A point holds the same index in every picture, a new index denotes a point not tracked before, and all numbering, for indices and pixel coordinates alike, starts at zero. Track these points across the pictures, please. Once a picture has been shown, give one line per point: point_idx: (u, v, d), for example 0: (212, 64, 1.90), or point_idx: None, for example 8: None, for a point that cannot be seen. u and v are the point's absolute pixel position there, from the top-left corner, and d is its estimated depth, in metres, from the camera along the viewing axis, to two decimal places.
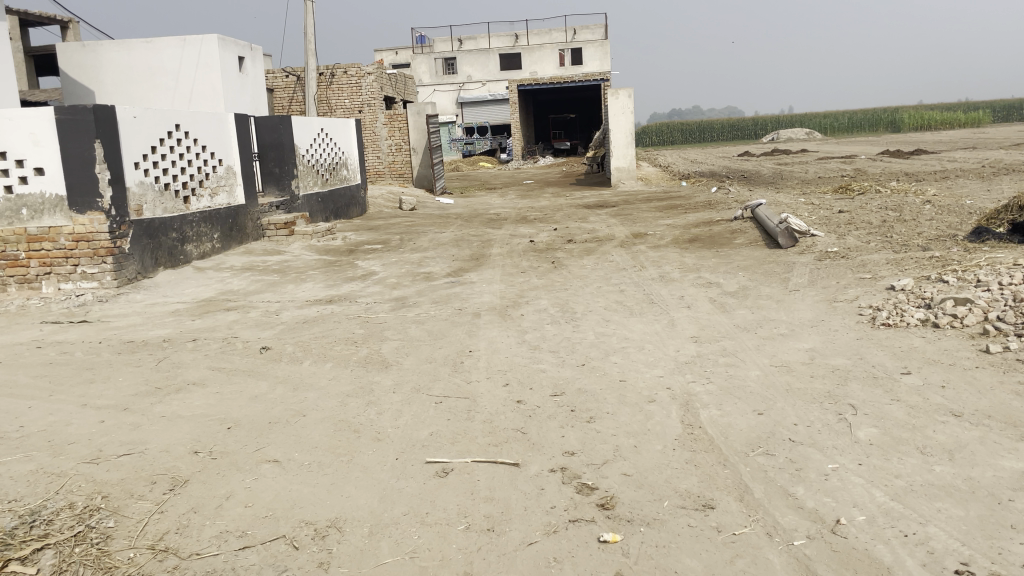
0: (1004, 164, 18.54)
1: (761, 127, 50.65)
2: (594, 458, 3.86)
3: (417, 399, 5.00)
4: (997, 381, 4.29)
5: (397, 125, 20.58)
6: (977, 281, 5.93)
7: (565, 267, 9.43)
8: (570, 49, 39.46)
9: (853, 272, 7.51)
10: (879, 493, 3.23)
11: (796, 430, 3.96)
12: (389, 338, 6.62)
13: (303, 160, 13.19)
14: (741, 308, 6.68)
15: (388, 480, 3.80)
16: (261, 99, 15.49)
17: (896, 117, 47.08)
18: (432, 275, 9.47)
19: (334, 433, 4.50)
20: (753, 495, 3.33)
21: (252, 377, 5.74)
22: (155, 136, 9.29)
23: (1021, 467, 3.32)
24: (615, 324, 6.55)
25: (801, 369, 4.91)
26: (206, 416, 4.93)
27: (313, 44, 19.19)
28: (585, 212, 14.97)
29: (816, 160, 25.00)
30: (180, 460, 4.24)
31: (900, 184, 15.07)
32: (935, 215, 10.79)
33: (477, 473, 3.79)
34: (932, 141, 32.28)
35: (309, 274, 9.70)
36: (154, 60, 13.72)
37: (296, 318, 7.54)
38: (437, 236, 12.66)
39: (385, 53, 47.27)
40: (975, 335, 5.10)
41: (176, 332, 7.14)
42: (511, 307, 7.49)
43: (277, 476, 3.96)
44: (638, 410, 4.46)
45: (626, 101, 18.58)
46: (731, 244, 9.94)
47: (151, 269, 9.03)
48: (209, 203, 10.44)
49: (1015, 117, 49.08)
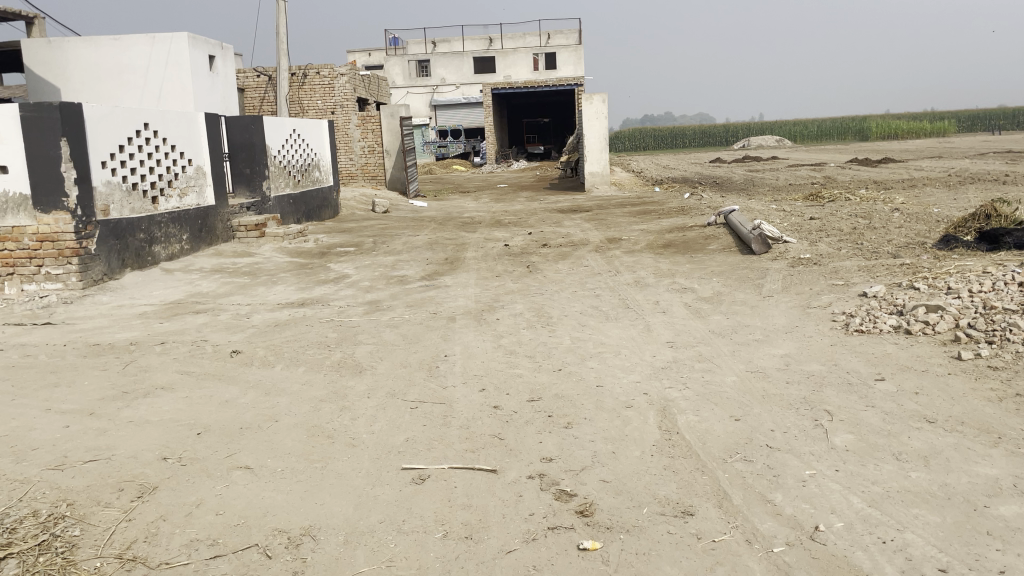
0: (968, 174, 18.92)
1: (732, 135, 51.21)
2: (572, 464, 3.83)
3: (392, 404, 4.94)
4: (970, 388, 4.34)
5: (370, 126, 20.36)
6: (947, 289, 6.01)
7: (540, 271, 9.42)
8: (545, 53, 40.00)
9: (826, 278, 7.59)
10: (857, 499, 3.24)
11: (773, 436, 3.97)
12: (363, 342, 6.55)
13: (274, 160, 13.04)
14: (716, 313, 6.70)
15: (364, 487, 3.74)
16: (232, 99, 15.31)
17: (863, 125, 47.86)
18: (406, 279, 9.40)
19: (308, 438, 4.42)
20: (732, 502, 3.32)
21: (222, 381, 5.64)
22: (123, 134, 9.12)
23: (995, 473, 3.35)
24: (590, 329, 6.54)
25: (777, 375, 4.93)
26: (176, 422, 4.82)
27: (285, 44, 19.03)
28: (559, 217, 14.99)
29: (785, 168, 25.33)
30: (149, 466, 4.14)
31: (870, 192, 15.29)
32: (904, 223, 10.95)
33: (454, 479, 3.74)
34: (898, 150, 32.83)
35: (280, 277, 9.57)
36: (122, 58, 13.49)
37: (268, 322, 7.44)
38: (410, 239, 12.58)
39: (358, 54, 47.09)
40: (947, 342, 5.16)
41: (144, 335, 6.99)
42: (487, 312, 7.45)
43: (249, 483, 3.88)
44: (616, 416, 4.44)
45: (600, 106, 18.63)
46: (705, 250, 10.01)
47: (118, 270, 8.85)
48: (178, 203, 10.26)
49: (979, 128, 50.16)
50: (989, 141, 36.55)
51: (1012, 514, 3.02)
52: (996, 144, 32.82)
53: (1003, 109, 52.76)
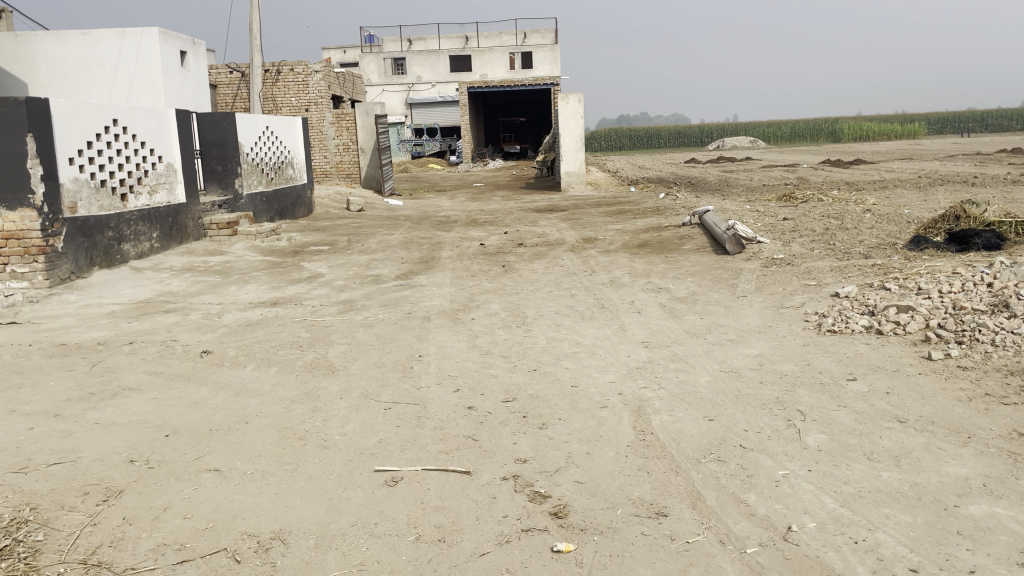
0: (937, 175, 19.21)
1: (707, 135, 51.56)
2: (546, 465, 3.81)
3: (365, 405, 4.89)
4: (940, 387, 4.38)
5: (345, 124, 20.22)
6: (918, 289, 6.08)
7: (515, 271, 9.40)
8: (521, 52, 39.95)
9: (799, 278, 7.65)
10: (830, 499, 3.25)
11: (746, 436, 3.98)
12: (336, 342, 6.49)
13: (247, 158, 12.89)
14: (690, 313, 6.73)
15: (335, 489, 3.69)
16: (204, 96, 15.12)
17: (835, 127, 48.42)
18: (381, 278, 9.33)
19: (278, 440, 4.36)
20: (706, 502, 3.32)
21: (191, 382, 5.54)
22: (92, 131, 8.96)
23: (965, 472, 3.38)
24: (566, 328, 6.53)
25: (750, 375, 4.95)
26: (143, 423, 4.73)
27: (259, 40, 18.84)
28: (535, 216, 14.99)
29: (759, 169, 25.51)
30: (115, 469, 4.05)
31: (841, 193, 15.45)
32: (875, 224, 11.08)
33: (427, 481, 3.71)
34: (870, 151, 33.25)
35: (252, 276, 9.47)
36: (91, 52, 13.26)
37: (239, 321, 7.34)
38: (385, 237, 12.48)
39: (334, 52, 46.80)
40: (917, 341, 5.22)
41: (112, 334, 6.87)
42: (462, 311, 7.41)
43: (218, 486, 3.81)
44: (590, 416, 4.43)
45: (576, 106, 18.63)
46: (679, 250, 10.04)
47: (86, 268, 8.69)
48: (148, 201, 10.11)
49: (947, 131, 51.01)
50: (958, 143, 37.17)
51: (981, 514, 3.04)
52: (965, 146, 33.38)
53: (970, 112, 53.72)
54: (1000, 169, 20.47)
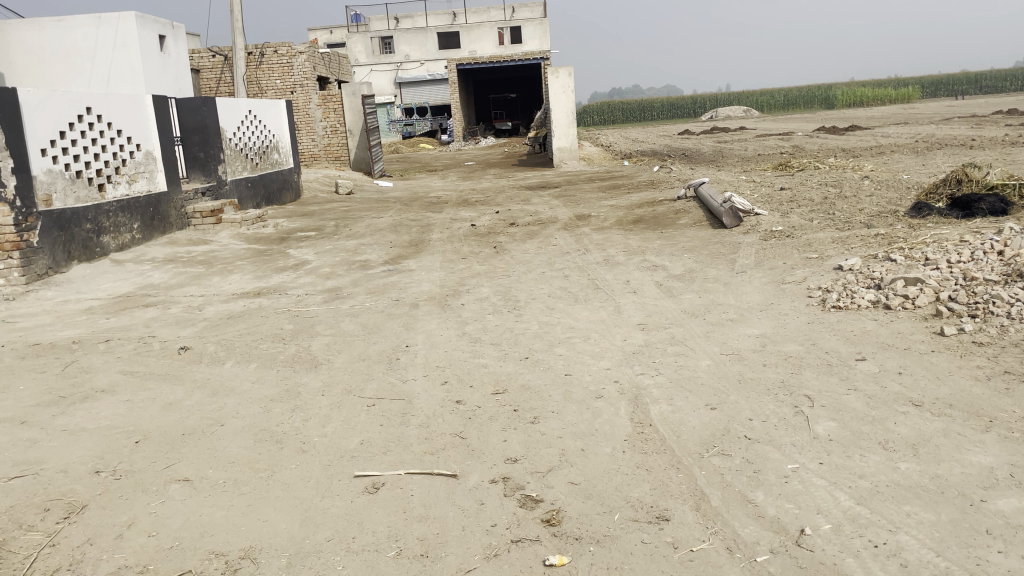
0: (934, 139, 18.85)
1: (700, 106, 51.04)
2: (538, 464, 3.56)
3: (348, 402, 4.62)
4: (956, 365, 4.12)
5: (332, 105, 19.84)
6: (925, 260, 5.81)
7: (507, 252, 9.11)
8: (510, 27, 39.28)
9: (800, 251, 7.37)
10: (844, 496, 3.00)
11: (751, 426, 3.72)
12: (320, 333, 6.21)
13: (230, 143, 12.52)
14: (688, 292, 6.46)
15: (312, 499, 3.44)
16: (186, 80, 14.68)
17: (829, 93, 48.01)
18: (369, 263, 9.04)
19: (253, 445, 4.09)
20: (710, 503, 3.07)
21: (168, 382, 5.27)
22: (64, 120, 8.60)
23: (990, 461, 3.13)
24: (559, 312, 6.26)
25: (753, 357, 4.68)
26: (113, 429, 4.46)
27: (240, 22, 18.37)
28: (527, 194, 14.66)
29: (753, 138, 25.14)
30: (79, 482, 3.78)
31: (838, 161, 15.14)
32: (874, 191, 10.78)
33: (410, 487, 3.45)
34: (867, 116, 32.87)
35: (237, 265, 9.18)
36: (67, 40, 12.88)
37: (221, 314, 7.05)
38: (373, 221, 12.14)
39: (320, 32, 46.20)
40: (928, 316, 4.94)
41: (88, 331, 6.58)
42: (451, 297, 7.13)
43: (187, 499, 3.55)
44: (585, 408, 4.17)
45: (566, 79, 18.20)
46: (675, 225, 9.75)
47: (64, 263, 8.39)
48: (127, 190, 9.77)
49: (941, 94, 50.46)
50: (952, 105, 36.85)
51: (1011, 509, 2.79)
52: (960, 109, 32.91)
53: (964, 74, 53.27)
54: (998, 131, 20.06)
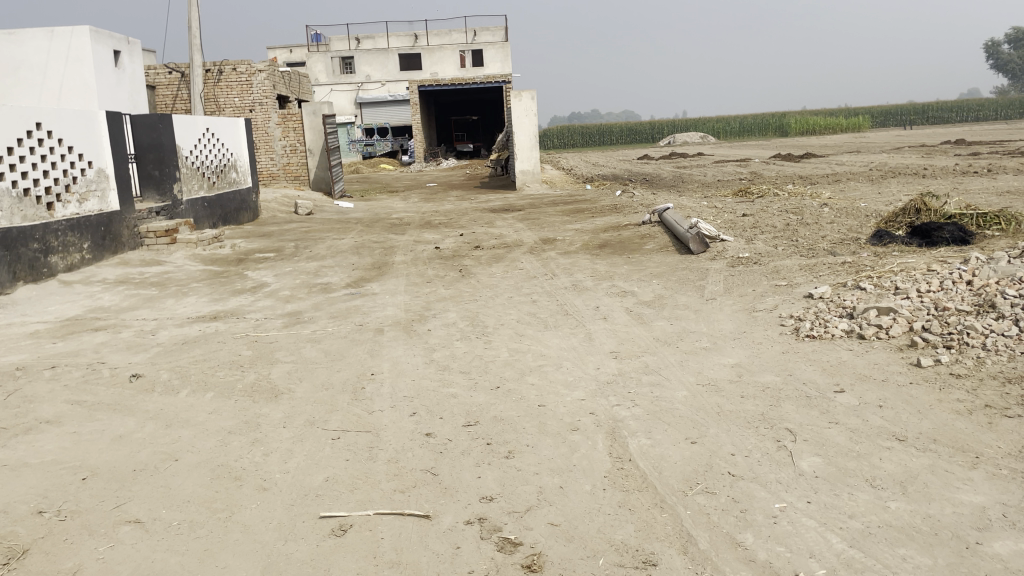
0: (888, 168, 19.24)
1: (658, 131, 51.61)
2: (515, 503, 3.39)
3: (311, 435, 4.40)
4: (936, 399, 4.07)
5: (291, 125, 19.31)
6: (895, 288, 5.81)
7: (472, 276, 8.97)
8: (471, 50, 39.40)
9: (768, 278, 7.35)
10: (837, 539, 2.90)
11: (734, 461, 3.60)
12: (281, 360, 5.97)
13: (186, 161, 12.19)
14: (659, 319, 6.37)
15: (274, 542, 3.22)
16: (141, 97, 14.30)
17: (783, 121, 49.01)
18: (330, 286, 8.80)
19: (211, 481, 3.85)
20: (699, 546, 2.94)
21: (118, 412, 4.98)
22: (11, 136, 8.27)
23: (980, 500, 3.06)
24: (529, 339, 6.10)
25: (731, 389, 4.57)
26: (58, 465, 4.16)
27: (198, 39, 18.06)
28: (491, 216, 14.55)
29: (712, 164, 25.43)
30: (19, 523, 3.49)
31: (795, 187, 15.34)
32: (835, 218, 10.90)
33: (380, 529, 3.25)
34: (820, 144, 33.54)
35: (192, 287, 8.87)
36: (17, 54, 12.47)
37: (175, 339, 6.75)
38: (334, 242, 11.90)
39: (279, 50, 45.96)
40: (903, 347, 4.91)
41: (33, 357, 6.24)
42: (417, 322, 6.94)
43: (138, 542, 3.30)
44: (561, 442, 4.01)
45: (529, 103, 18.22)
46: (641, 250, 9.69)
47: (9, 284, 8.00)
48: (78, 208, 9.41)
49: (890, 124, 51.77)
50: (901, 135, 37.81)
51: (1008, 552, 2.72)
52: (907, 139, 33.76)
53: (911, 104, 54.80)
54: (948, 160, 20.50)
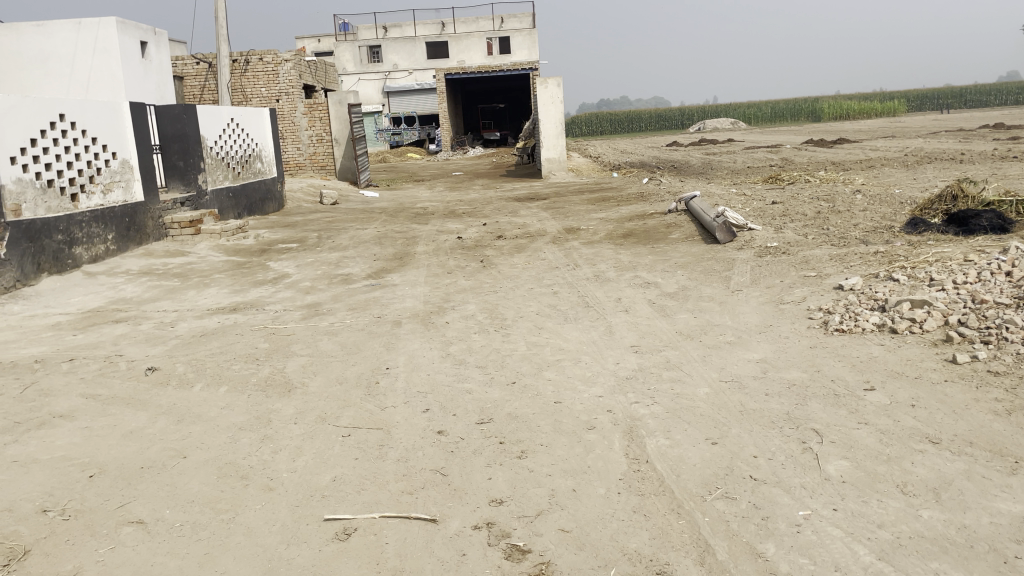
0: (924, 153, 18.73)
1: (688, 117, 50.85)
2: (526, 508, 3.25)
3: (321, 432, 4.30)
4: (973, 398, 3.85)
5: (318, 114, 19.50)
6: (930, 279, 5.56)
7: (494, 266, 8.83)
8: (499, 37, 39.06)
9: (797, 269, 7.12)
10: (864, 550, 2.73)
11: (756, 464, 3.43)
12: (296, 353, 5.89)
13: (211, 151, 12.16)
14: (683, 312, 6.18)
15: (276, 546, 3.12)
16: (168, 87, 14.31)
17: (816, 106, 48.06)
18: (351, 277, 8.71)
19: (217, 480, 3.78)
20: (716, 557, 2.79)
21: (132, 407, 4.94)
22: (35, 127, 8.27)
23: (1019, 510, 2.87)
24: (548, 332, 5.96)
25: (755, 386, 4.39)
26: (67, 461, 4.12)
27: (225, 29, 18.05)
28: (515, 206, 14.38)
29: (741, 151, 24.98)
30: (22, 523, 3.44)
31: (827, 173, 14.97)
32: (868, 205, 10.57)
33: (385, 534, 3.14)
34: (854, 130, 32.73)
35: (214, 278, 8.84)
36: (45, 45, 12.52)
37: (194, 331, 6.70)
38: (357, 232, 11.83)
39: (307, 40, 45.98)
40: (937, 342, 4.68)
41: (52, 350, 6.22)
42: (436, 314, 6.82)
43: (139, 545, 3.22)
44: (576, 441, 3.87)
45: (555, 90, 17.95)
46: (666, 239, 9.48)
47: (33, 276, 8.01)
48: (102, 200, 9.41)
49: (926, 108, 50.54)
50: (939, 119, 36.87)
51: None
52: (944, 123, 32.85)
53: (949, 88, 53.46)
54: (986, 145, 19.90)
